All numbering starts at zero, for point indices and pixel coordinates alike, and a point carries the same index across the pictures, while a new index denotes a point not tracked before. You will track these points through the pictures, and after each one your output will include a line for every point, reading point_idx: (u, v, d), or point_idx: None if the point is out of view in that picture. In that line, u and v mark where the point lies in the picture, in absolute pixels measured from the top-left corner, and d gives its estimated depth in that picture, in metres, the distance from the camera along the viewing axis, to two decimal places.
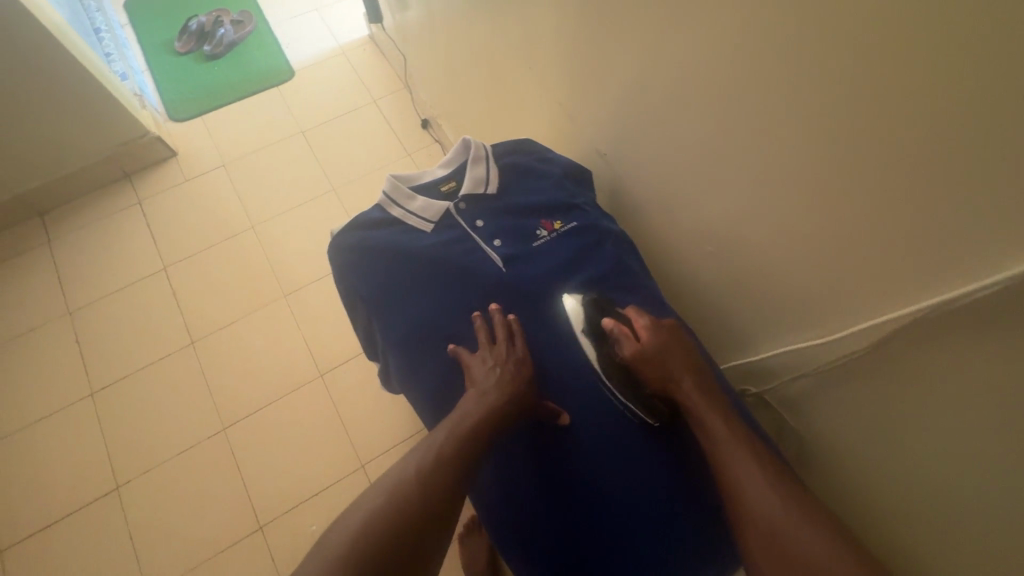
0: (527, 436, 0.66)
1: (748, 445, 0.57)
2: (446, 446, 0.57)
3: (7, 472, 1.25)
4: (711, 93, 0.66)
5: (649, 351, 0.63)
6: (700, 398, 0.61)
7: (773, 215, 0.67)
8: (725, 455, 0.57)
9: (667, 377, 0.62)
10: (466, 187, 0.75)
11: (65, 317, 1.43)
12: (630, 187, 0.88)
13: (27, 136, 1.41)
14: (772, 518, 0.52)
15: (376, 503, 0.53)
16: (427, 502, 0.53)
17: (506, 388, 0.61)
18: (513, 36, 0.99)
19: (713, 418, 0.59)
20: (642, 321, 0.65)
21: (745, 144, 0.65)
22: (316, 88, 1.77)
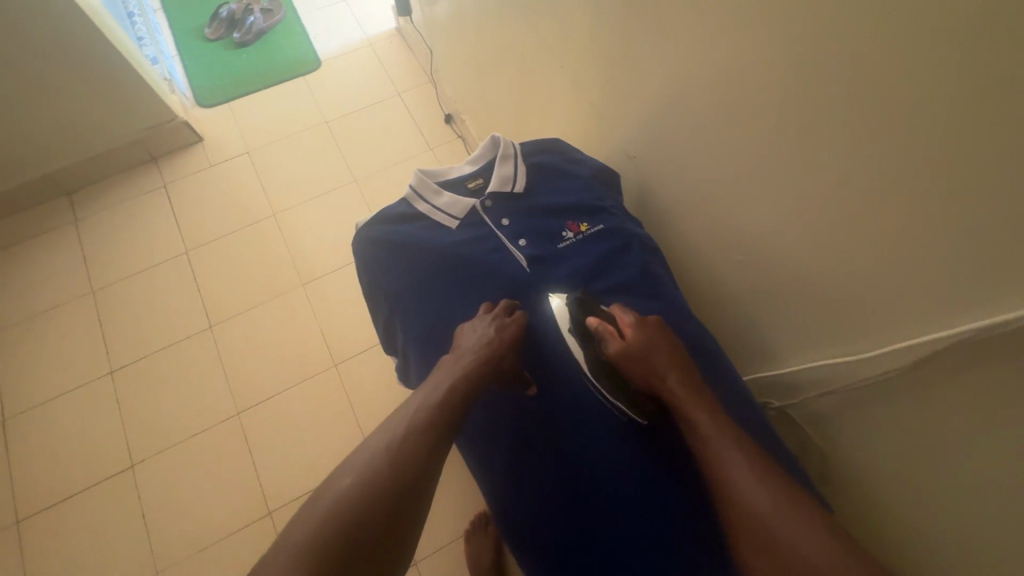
0: (543, 437, 0.67)
1: (735, 441, 0.53)
2: (428, 420, 0.56)
3: (27, 445, 1.28)
4: (746, 99, 0.65)
5: (633, 349, 0.60)
6: (686, 393, 0.57)
7: (805, 228, 0.65)
8: (709, 451, 0.53)
9: (650, 374, 0.59)
10: (493, 184, 0.74)
11: (88, 295, 1.45)
12: (658, 191, 0.86)
13: (59, 116, 1.44)
14: (760, 514, 0.48)
15: (349, 479, 0.51)
16: (407, 457, 0.52)
17: (487, 349, 0.62)
18: (544, 34, 0.98)
19: (697, 414, 0.56)
20: (626, 319, 0.63)
21: (779, 154, 0.64)
22: (342, 79, 1.77)
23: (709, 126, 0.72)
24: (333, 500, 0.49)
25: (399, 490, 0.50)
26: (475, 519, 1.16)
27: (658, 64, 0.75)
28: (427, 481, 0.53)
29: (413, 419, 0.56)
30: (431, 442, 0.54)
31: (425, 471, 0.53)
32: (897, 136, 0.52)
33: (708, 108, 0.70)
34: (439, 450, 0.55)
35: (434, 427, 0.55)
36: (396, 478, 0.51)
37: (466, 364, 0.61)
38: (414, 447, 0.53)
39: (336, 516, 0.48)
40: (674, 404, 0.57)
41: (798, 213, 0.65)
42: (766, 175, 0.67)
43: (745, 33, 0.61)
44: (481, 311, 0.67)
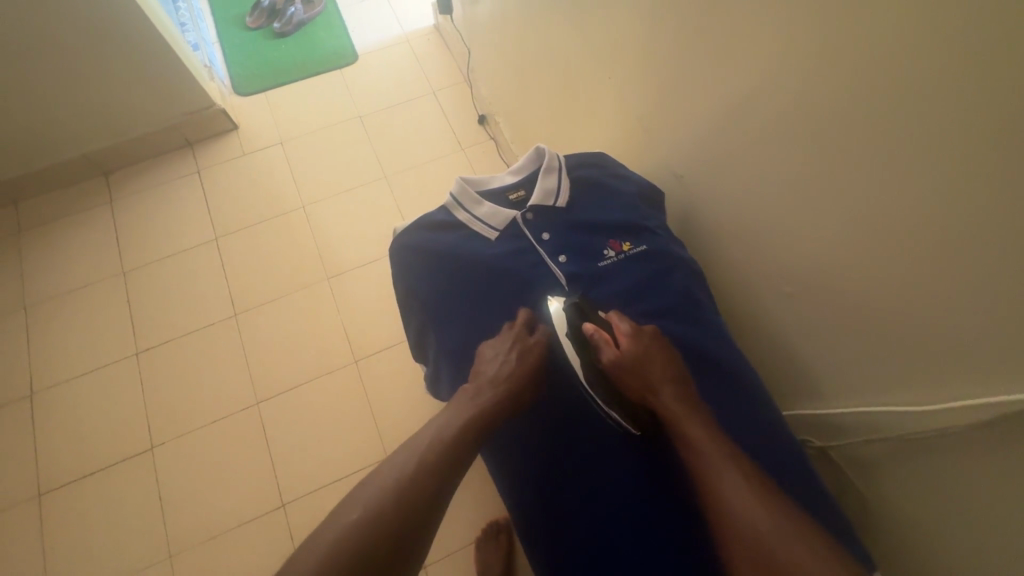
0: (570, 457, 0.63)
1: (729, 455, 0.55)
2: (446, 453, 0.56)
3: (52, 420, 1.30)
4: (812, 127, 0.61)
5: (626, 361, 0.60)
6: (680, 406, 0.59)
7: (868, 266, 0.61)
8: (703, 466, 0.55)
9: (645, 386, 0.60)
10: (535, 197, 0.73)
11: (119, 276, 1.47)
12: (705, 212, 0.83)
13: (101, 98, 1.46)
14: (757, 531, 0.49)
15: (363, 513, 0.51)
16: (414, 500, 0.52)
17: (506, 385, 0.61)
18: (594, 42, 0.95)
19: (690, 427, 0.57)
20: (622, 328, 0.63)
21: (845, 186, 0.60)
22: (378, 73, 1.77)
23: (769, 151, 0.68)
24: (333, 542, 0.48)
25: (402, 535, 0.50)
26: (487, 527, 1.16)
27: (717, 82, 0.72)
28: (432, 524, 0.53)
29: (424, 457, 0.55)
30: (441, 484, 0.54)
31: (431, 516, 0.53)
32: (985, 182, 0.48)
33: (770, 133, 0.67)
34: (448, 490, 0.55)
35: (445, 468, 0.55)
36: (400, 524, 0.51)
37: (485, 401, 0.60)
38: (423, 489, 0.53)
39: (335, 561, 0.47)
40: (669, 417, 0.58)
41: (860, 250, 0.62)
42: (827, 207, 0.63)
43: (818, 58, 0.57)
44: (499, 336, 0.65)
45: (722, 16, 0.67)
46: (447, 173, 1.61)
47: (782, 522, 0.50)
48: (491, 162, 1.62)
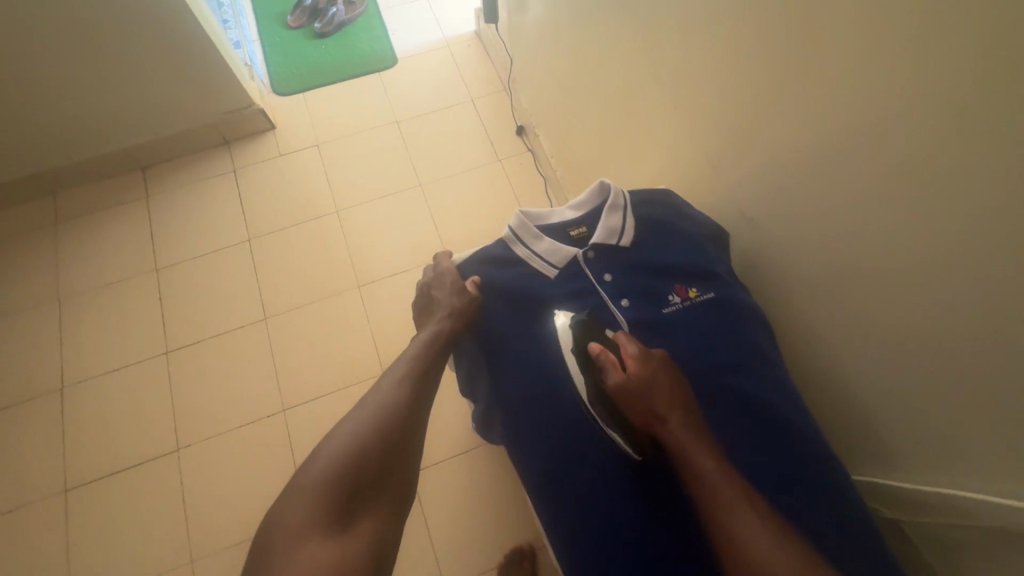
0: (614, 494, 0.63)
1: (738, 483, 0.54)
2: (406, 380, 0.69)
3: (82, 414, 1.31)
4: (914, 186, 0.57)
5: (634, 384, 0.59)
6: (689, 436, 0.57)
7: (967, 340, 0.57)
8: (712, 494, 0.53)
9: (652, 413, 0.59)
10: (597, 235, 0.72)
11: (152, 272, 1.47)
12: (774, 258, 0.79)
13: (144, 94, 1.47)
14: (761, 557, 0.50)
15: (340, 444, 0.62)
16: (388, 425, 0.65)
17: (440, 320, 0.72)
18: (661, 68, 0.92)
19: (700, 457, 0.55)
20: (631, 350, 0.62)
21: (947, 253, 0.56)
22: (417, 78, 1.75)
23: (857, 205, 0.64)
24: (325, 469, 0.61)
25: (384, 451, 0.63)
26: (510, 552, 1.13)
27: (803, 126, 0.68)
28: (411, 439, 0.66)
29: (390, 395, 0.67)
30: (408, 407, 0.67)
31: (401, 431, 0.65)
32: None
33: (860, 186, 0.62)
34: (419, 410, 0.68)
35: (408, 393, 0.68)
36: (381, 444, 0.63)
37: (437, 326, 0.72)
38: (395, 415, 0.65)
39: (328, 480, 0.60)
40: (676, 447, 0.57)
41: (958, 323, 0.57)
42: (921, 271, 0.59)
43: (929, 115, 0.53)
44: (429, 287, 0.77)
45: (815, 59, 0.63)
46: (482, 185, 1.58)
47: (787, 551, 0.50)
48: (528, 176, 1.59)
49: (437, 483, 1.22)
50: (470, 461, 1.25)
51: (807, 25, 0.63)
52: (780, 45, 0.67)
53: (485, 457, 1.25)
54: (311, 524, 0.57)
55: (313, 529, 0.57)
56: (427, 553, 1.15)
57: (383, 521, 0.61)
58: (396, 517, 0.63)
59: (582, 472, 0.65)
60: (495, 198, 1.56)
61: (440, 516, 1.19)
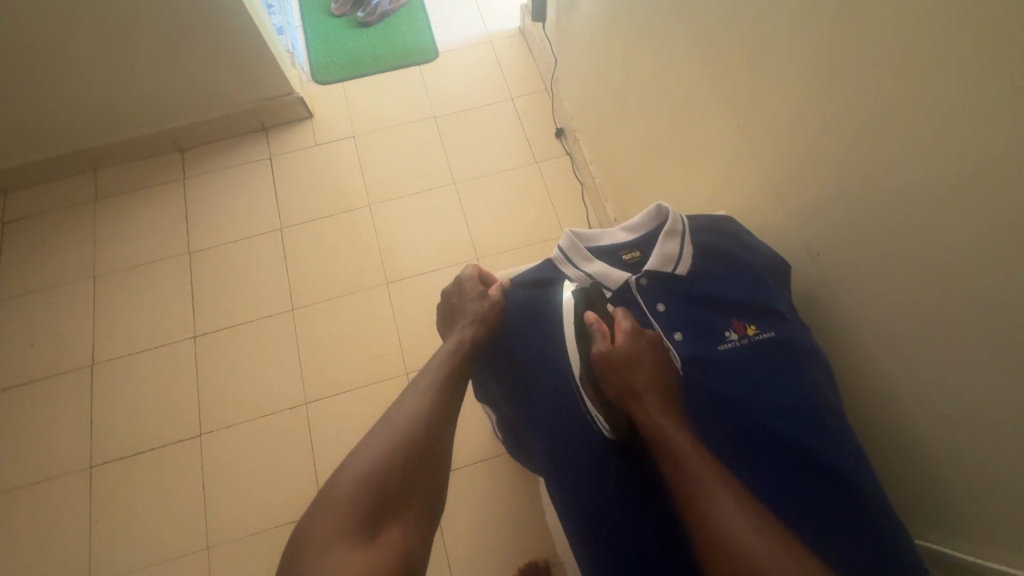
0: (612, 485, 0.65)
1: (712, 465, 0.54)
2: (435, 388, 0.68)
3: (110, 393, 1.32)
4: (1015, 244, 0.51)
5: (616, 357, 0.62)
6: (661, 416, 0.58)
7: None
8: (683, 472, 0.54)
9: (628, 391, 0.61)
10: (653, 261, 0.70)
11: (184, 256, 1.48)
12: (839, 296, 0.74)
13: (188, 77, 1.47)
14: (727, 533, 0.49)
15: (374, 454, 0.60)
16: (418, 430, 0.63)
17: (464, 326, 0.74)
18: (726, 84, 0.87)
19: (671, 434, 0.56)
20: (623, 325, 0.65)
21: None
22: (458, 74, 1.72)
23: (943, 253, 0.58)
24: (355, 475, 0.58)
25: (416, 463, 0.61)
26: (524, 566, 1.11)
27: (887, 161, 0.63)
28: (442, 449, 0.65)
29: (419, 401, 0.66)
30: (438, 412, 0.66)
31: (434, 442, 0.64)
32: None
33: (949, 233, 0.57)
34: (448, 415, 0.67)
35: (441, 404, 0.66)
36: (411, 448, 0.62)
37: (467, 335, 0.73)
38: (425, 420, 0.64)
39: (362, 490, 0.57)
40: (649, 424, 0.58)
41: None
42: (1005, 329, 0.54)
43: None
44: (450, 298, 0.79)
45: (905, 92, 0.59)
46: (517, 187, 1.54)
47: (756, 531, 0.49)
48: (565, 180, 1.55)
49: (455, 490, 1.20)
50: (489, 470, 1.23)
51: (904, 56, 0.58)
52: (870, 72, 0.62)
53: (506, 467, 1.23)
54: (340, 531, 0.55)
55: (344, 537, 0.54)
56: (441, 560, 1.14)
57: (412, 534, 0.59)
58: (424, 528, 0.60)
59: (584, 467, 0.66)
60: (530, 201, 1.52)
61: (456, 525, 1.17)
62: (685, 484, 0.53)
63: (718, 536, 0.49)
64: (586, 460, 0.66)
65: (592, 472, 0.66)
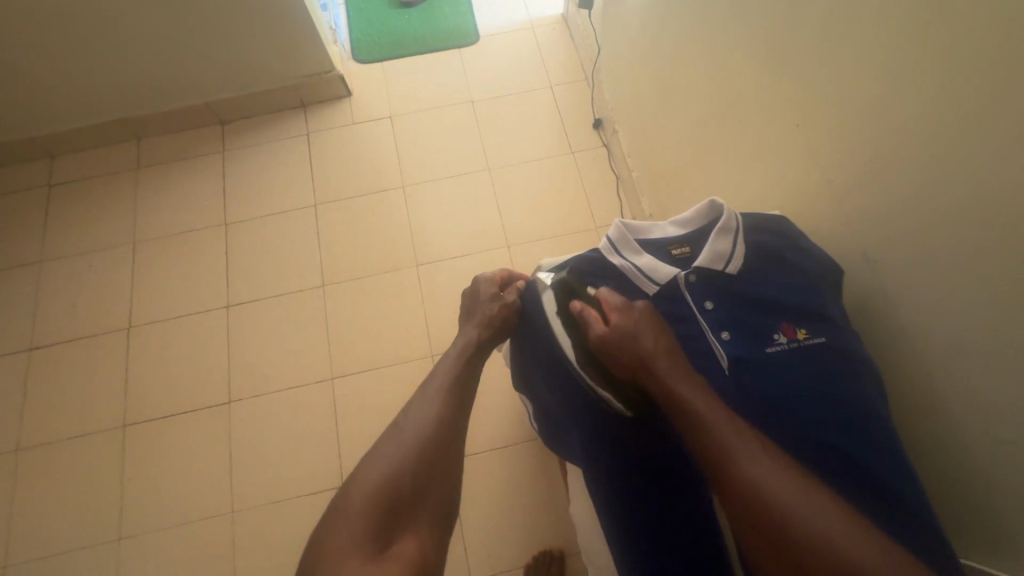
0: (627, 443, 0.71)
1: (731, 417, 0.53)
2: (445, 391, 0.68)
3: (144, 356, 1.36)
4: None
5: (615, 334, 0.62)
6: (673, 377, 0.57)
7: None
8: (704, 428, 0.53)
9: (636, 362, 0.60)
10: (703, 258, 0.69)
11: (221, 227, 1.50)
12: (897, 307, 0.71)
13: (232, 50, 1.48)
14: (759, 484, 0.48)
15: (386, 461, 0.61)
16: (429, 433, 0.64)
17: (474, 326, 0.77)
18: (785, 81, 0.84)
19: (687, 391, 0.55)
20: (613, 304, 0.65)
21: None
22: (498, 58, 1.70)
23: (1005, 272, 0.56)
24: (365, 488, 0.59)
25: (427, 468, 0.62)
26: (539, 555, 1.12)
27: (958, 172, 0.59)
28: (454, 450, 0.65)
29: (429, 407, 0.66)
30: (447, 418, 0.66)
31: (446, 444, 0.64)
32: None
33: (1013, 254, 0.55)
34: (459, 422, 0.67)
35: (450, 406, 0.67)
36: (422, 453, 0.62)
37: (476, 335, 0.75)
38: (436, 423, 0.65)
39: (372, 496, 0.58)
40: (661, 387, 0.57)
41: None
42: None
43: None
44: (467, 299, 0.82)
45: (973, 103, 0.56)
46: (551, 175, 1.53)
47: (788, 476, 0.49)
48: (600, 172, 1.54)
49: (475, 475, 1.21)
50: (509, 457, 1.23)
51: (987, 64, 0.54)
52: (949, 78, 0.58)
53: (528, 454, 1.23)
54: (352, 542, 0.55)
55: (356, 548, 0.55)
56: (458, 542, 1.15)
57: (424, 541, 0.59)
58: (437, 534, 0.61)
59: (601, 432, 0.72)
60: (564, 191, 1.51)
61: (474, 508, 1.18)
62: (700, 439, 0.53)
63: (750, 487, 0.48)
64: (605, 438, 0.71)
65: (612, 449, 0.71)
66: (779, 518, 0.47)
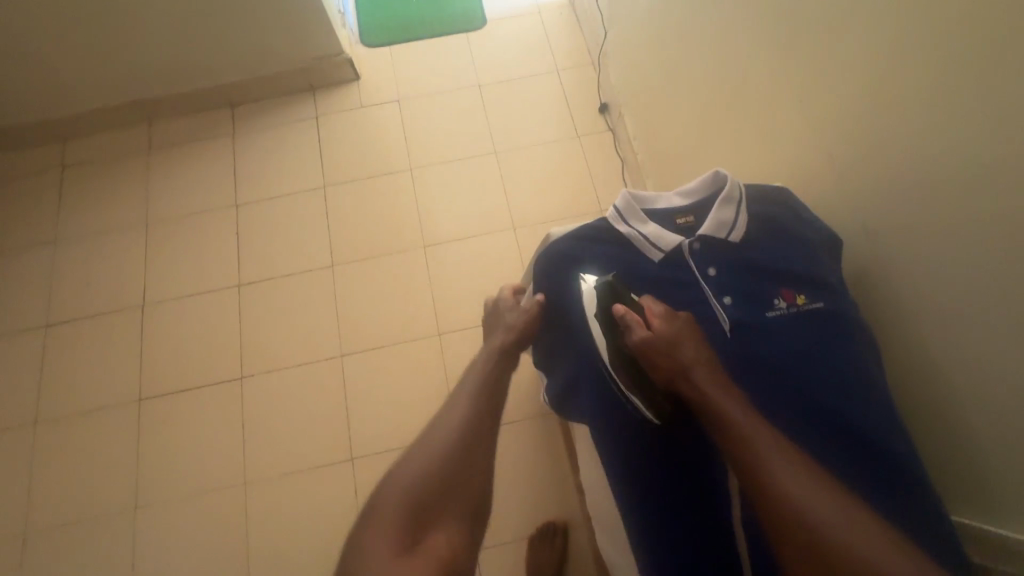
0: (651, 441, 0.73)
1: (769, 435, 0.58)
2: (475, 399, 0.71)
3: (158, 333, 1.39)
4: None
5: (658, 341, 0.65)
6: (714, 390, 0.61)
7: None
8: (747, 443, 0.57)
9: (677, 369, 0.64)
10: (707, 226, 0.71)
11: (232, 208, 1.53)
12: (898, 275, 0.74)
13: (242, 32, 1.50)
14: (794, 498, 0.53)
15: (419, 464, 0.64)
16: (461, 439, 0.66)
17: (499, 335, 0.78)
18: (791, 59, 0.85)
19: (728, 406, 0.60)
20: (657, 310, 0.67)
21: None
22: (505, 43, 1.71)
23: (1002, 237, 0.59)
24: (399, 491, 0.62)
25: (458, 472, 0.65)
26: (543, 525, 1.17)
27: (960, 142, 0.61)
28: (483, 456, 0.67)
29: (461, 414, 0.69)
30: (476, 426, 0.68)
31: (476, 450, 0.67)
32: None
33: (1012, 218, 0.58)
34: (489, 428, 0.69)
35: (480, 413, 0.69)
36: (453, 458, 0.65)
37: (501, 343, 0.77)
38: (467, 430, 0.67)
39: (406, 498, 0.61)
40: (702, 397, 0.61)
41: None
42: None
43: None
44: (489, 314, 0.84)
45: (973, 75, 0.59)
46: (557, 160, 1.55)
47: (824, 490, 0.54)
48: (605, 156, 1.55)
49: None
50: (514, 433, 1.26)
51: (987, 36, 0.57)
52: (951, 50, 0.61)
53: (533, 429, 1.26)
54: (389, 542, 0.58)
55: (391, 547, 0.58)
56: None
57: (454, 541, 0.62)
58: (466, 535, 0.64)
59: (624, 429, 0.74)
60: (570, 175, 1.53)
61: None
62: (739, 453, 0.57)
63: (786, 499, 0.53)
64: (631, 437, 0.74)
65: (638, 448, 0.73)
66: (808, 527, 0.52)
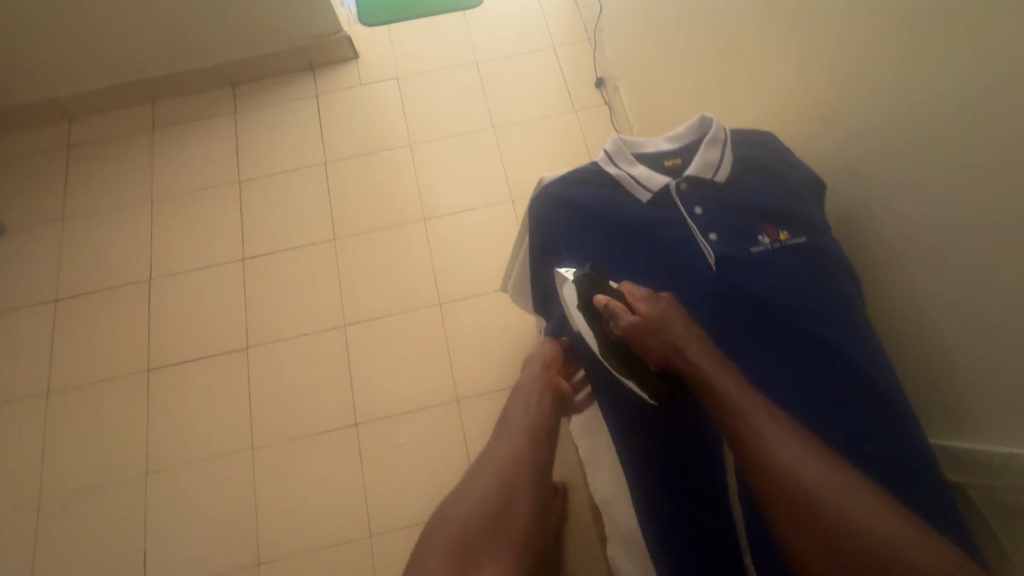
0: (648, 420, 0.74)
1: (766, 409, 0.58)
2: (508, 438, 0.78)
3: (165, 306, 1.42)
4: None
5: (646, 324, 0.64)
6: (707, 363, 0.61)
7: None
8: (746, 419, 0.57)
9: (667, 346, 0.63)
10: (694, 167, 0.75)
11: (235, 184, 1.55)
12: (882, 217, 0.76)
13: (243, 10, 1.52)
14: (795, 468, 0.54)
15: (460, 504, 0.72)
16: (495, 476, 0.73)
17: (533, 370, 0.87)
18: (780, 14, 0.87)
19: (721, 381, 0.60)
20: (640, 294, 0.67)
21: None
22: (502, 20, 1.73)
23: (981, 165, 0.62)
24: (445, 528, 0.71)
25: (495, 507, 0.71)
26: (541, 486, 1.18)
27: (940, 78, 0.64)
28: (518, 489, 0.73)
29: (495, 455, 0.76)
30: (509, 463, 0.75)
31: (509, 484, 0.73)
32: None
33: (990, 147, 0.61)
34: (521, 464, 0.75)
35: (512, 452, 0.76)
36: (490, 494, 0.72)
37: (533, 379, 0.85)
38: (500, 468, 0.74)
39: (450, 535, 0.70)
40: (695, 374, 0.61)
41: None
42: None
43: None
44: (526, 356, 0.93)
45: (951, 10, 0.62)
46: (554, 134, 1.57)
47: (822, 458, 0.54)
48: (602, 129, 1.57)
49: (483, 413, 1.29)
50: None
51: None
52: None
53: None
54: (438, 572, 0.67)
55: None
56: None
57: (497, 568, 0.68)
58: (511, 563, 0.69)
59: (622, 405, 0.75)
60: (567, 148, 1.55)
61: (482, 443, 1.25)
62: (740, 429, 0.57)
63: (788, 470, 0.53)
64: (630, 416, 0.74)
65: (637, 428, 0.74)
66: (814, 495, 0.52)
